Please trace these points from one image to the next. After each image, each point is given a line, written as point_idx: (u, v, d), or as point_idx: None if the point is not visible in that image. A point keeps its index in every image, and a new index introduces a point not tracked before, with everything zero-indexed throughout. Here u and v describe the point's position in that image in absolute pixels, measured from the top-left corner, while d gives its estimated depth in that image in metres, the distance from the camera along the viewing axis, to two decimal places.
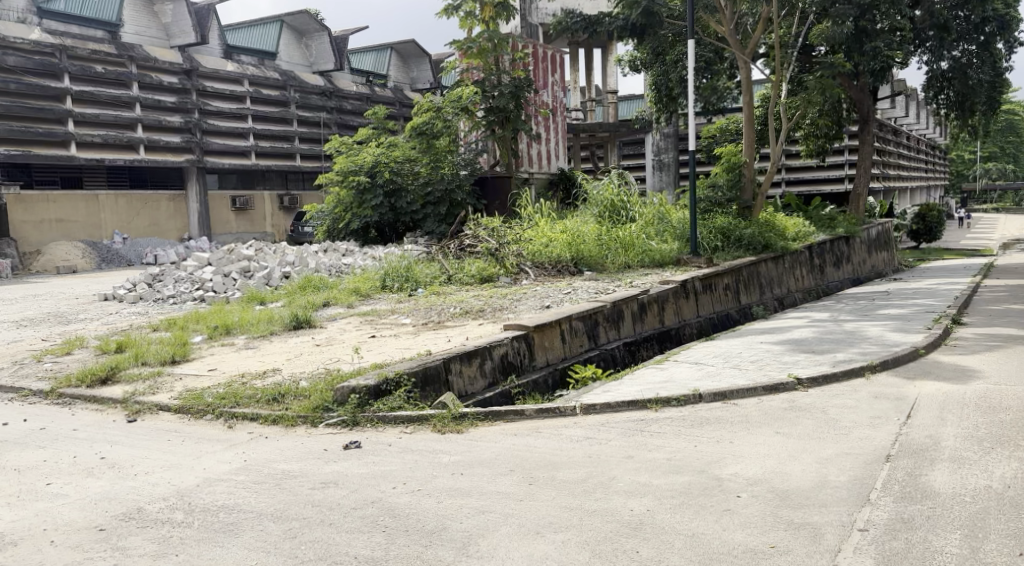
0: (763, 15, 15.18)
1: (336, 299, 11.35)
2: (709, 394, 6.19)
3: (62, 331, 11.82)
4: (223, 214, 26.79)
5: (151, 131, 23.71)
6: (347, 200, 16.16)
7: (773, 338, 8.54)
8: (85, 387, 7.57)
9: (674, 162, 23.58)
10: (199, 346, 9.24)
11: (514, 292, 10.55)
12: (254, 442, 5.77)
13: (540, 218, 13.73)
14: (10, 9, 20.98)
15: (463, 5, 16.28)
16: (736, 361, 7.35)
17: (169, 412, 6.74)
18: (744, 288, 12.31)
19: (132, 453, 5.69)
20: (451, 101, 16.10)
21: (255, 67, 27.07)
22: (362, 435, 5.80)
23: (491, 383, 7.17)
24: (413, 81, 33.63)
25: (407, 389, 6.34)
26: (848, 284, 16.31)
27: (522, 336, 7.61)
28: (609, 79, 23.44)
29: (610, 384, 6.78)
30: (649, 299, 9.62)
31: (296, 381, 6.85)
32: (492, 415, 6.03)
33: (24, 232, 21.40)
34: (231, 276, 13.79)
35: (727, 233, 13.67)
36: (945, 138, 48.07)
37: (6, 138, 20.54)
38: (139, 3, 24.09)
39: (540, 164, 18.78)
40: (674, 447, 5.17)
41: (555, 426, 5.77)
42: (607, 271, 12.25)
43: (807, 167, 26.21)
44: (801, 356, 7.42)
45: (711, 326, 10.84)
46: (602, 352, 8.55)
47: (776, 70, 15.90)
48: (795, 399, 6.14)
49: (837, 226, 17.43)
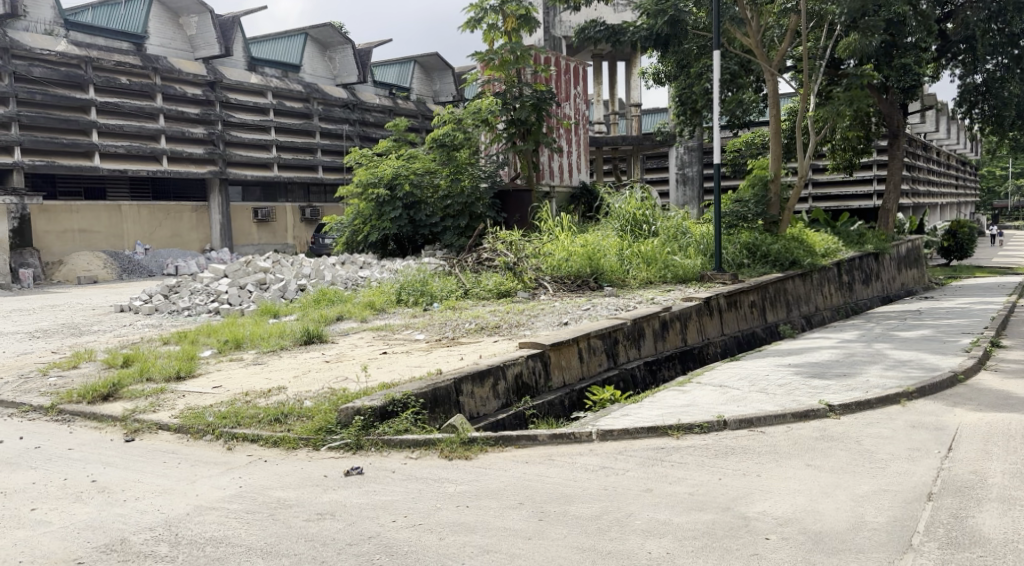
0: (791, 27, 14.81)
1: (350, 313, 11.07)
2: (734, 421, 5.83)
3: (73, 343, 11.60)
4: (244, 225, 26.69)
5: (174, 142, 23.64)
6: (366, 212, 15.93)
7: (802, 360, 8.15)
8: (86, 404, 7.32)
9: (698, 176, 23.16)
10: (207, 361, 8.97)
11: (531, 308, 10.22)
12: (252, 466, 5.48)
13: (561, 232, 13.41)
14: (38, 22, 21.01)
15: (485, 17, 16.05)
16: (763, 384, 6.98)
17: (168, 431, 6.47)
18: (770, 306, 11.92)
19: (125, 476, 5.41)
20: (471, 112, 15.86)
21: (279, 79, 26.97)
22: (365, 461, 5.49)
23: (503, 405, 6.84)
24: (436, 94, 33.52)
25: (414, 411, 6.01)
26: (878, 302, 15.85)
27: (537, 354, 7.28)
28: (632, 92, 23.13)
29: (629, 407, 6.43)
30: (671, 317, 9.26)
31: (300, 400, 6.55)
32: (503, 440, 5.70)
33: (47, 241, 21.36)
34: (246, 289, 13.54)
35: (754, 250, 13.31)
36: (976, 154, 47.35)
37: (30, 149, 20.52)
38: (165, 15, 24.10)
39: (561, 176, 18.45)
40: (697, 480, 4.82)
41: (569, 453, 5.43)
42: (629, 287, 11.91)
43: (834, 183, 25.76)
44: (832, 380, 7.04)
45: (736, 344, 10.45)
46: (622, 372, 8.19)
47: (805, 82, 15.50)
48: (827, 428, 5.77)
49: (866, 242, 17.02)
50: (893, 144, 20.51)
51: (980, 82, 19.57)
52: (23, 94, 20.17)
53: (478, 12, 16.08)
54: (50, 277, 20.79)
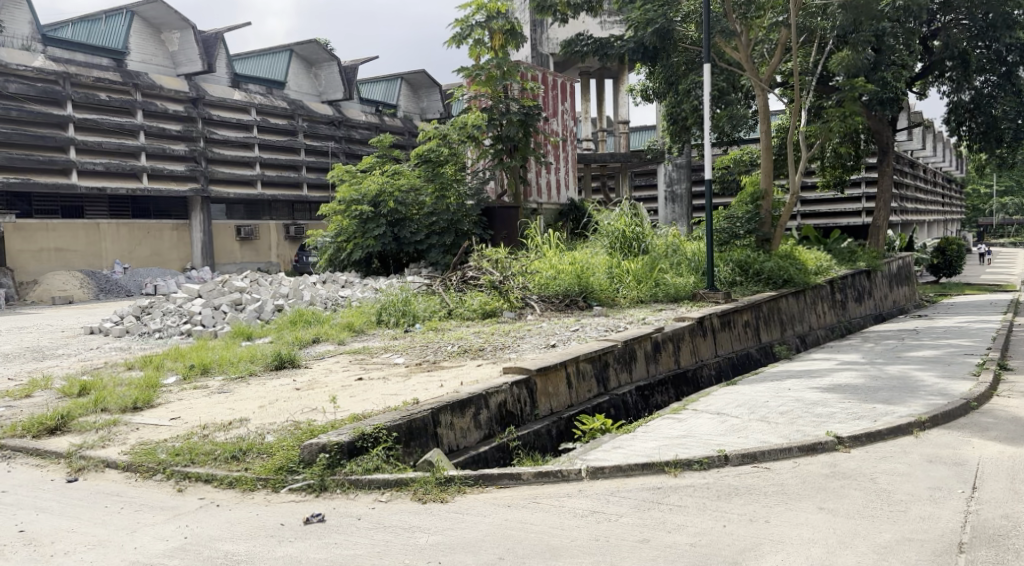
0: (783, 43, 14.29)
1: (327, 335, 10.49)
2: (737, 456, 5.29)
3: (34, 368, 10.99)
4: (227, 243, 26.08)
5: (154, 160, 23.05)
6: (349, 229, 15.34)
7: (806, 383, 7.62)
8: (30, 438, 6.74)
9: (687, 193, 22.65)
10: (169, 389, 8.39)
11: (517, 329, 9.67)
12: (202, 512, 4.91)
13: (548, 249, 12.89)
14: (14, 37, 20.43)
15: (471, 33, 15.60)
16: (763, 412, 6.44)
17: (116, 470, 5.89)
18: (764, 326, 11.41)
19: (58, 525, 4.87)
20: (456, 128, 15.33)
21: (263, 96, 26.44)
22: (329, 505, 4.93)
23: (486, 436, 6.29)
24: (422, 111, 32.90)
25: (386, 447, 5.43)
26: (872, 320, 15.37)
27: (523, 381, 6.73)
28: (620, 109, 22.67)
29: (621, 439, 5.87)
30: (663, 338, 8.73)
31: (261, 435, 5.97)
32: (483, 480, 5.14)
33: (21, 261, 20.75)
34: (220, 309, 12.87)
35: (746, 267, 12.88)
36: (961, 172, 47.17)
37: (5, 166, 19.91)
38: (146, 30, 23.55)
39: (549, 193, 17.99)
40: (699, 527, 4.30)
41: (556, 495, 4.87)
42: (619, 306, 11.41)
43: (823, 200, 25.44)
44: (837, 407, 6.50)
45: (732, 367, 9.91)
46: (613, 398, 7.65)
47: (795, 97, 14.91)
48: (837, 463, 5.23)
49: (858, 260, 16.61)
50: (882, 161, 19.84)
51: (967, 101, 19.06)
52: None
53: (463, 28, 15.63)
54: (24, 298, 20.17)
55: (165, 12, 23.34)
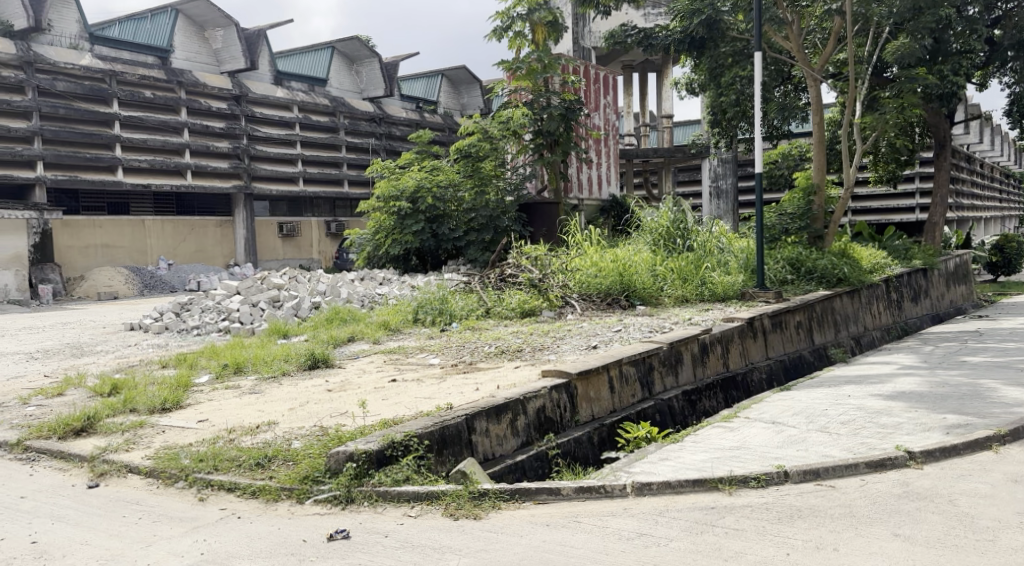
0: (837, 31, 13.65)
1: (362, 334, 10.21)
2: (798, 472, 4.87)
3: (71, 365, 10.87)
4: (269, 239, 26.04)
5: (198, 157, 23.02)
6: (387, 225, 15.07)
7: (868, 390, 7.13)
8: (56, 439, 6.54)
9: (733, 189, 22.07)
10: (200, 389, 8.17)
11: (558, 329, 9.30)
12: (221, 525, 4.64)
13: (589, 246, 12.48)
14: (62, 36, 20.58)
15: (512, 24, 15.23)
16: (823, 422, 5.99)
17: (138, 476, 5.64)
18: (817, 327, 10.91)
19: (74, 536, 4.66)
20: (498, 123, 14.97)
21: (305, 93, 26.27)
22: (355, 520, 4.63)
23: (524, 443, 5.94)
24: (463, 107, 32.57)
25: (417, 456, 5.11)
26: (929, 321, 14.72)
27: (563, 385, 6.36)
28: (664, 103, 22.15)
29: (669, 450, 5.48)
30: (711, 340, 8.31)
31: (288, 442, 5.68)
32: (520, 495, 4.79)
33: (69, 257, 20.88)
34: (258, 306, 12.63)
35: (798, 266, 12.40)
36: (1019, 165, 45.66)
37: (53, 164, 20.04)
38: (190, 28, 23.55)
39: (590, 189, 17.60)
40: (759, 556, 3.92)
41: (599, 514, 4.52)
42: (663, 305, 11.00)
43: (874, 195, 24.69)
44: (904, 417, 6.03)
45: (784, 370, 9.45)
46: (658, 404, 7.25)
47: (851, 88, 14.25)
48: (910, 482, 4.78)
49: (914, 257, 15.99)
50: (939, 156, 19.10)
51: None
52: (46, 108, 19.68)
53: (504, 20, 15.26)
54: (71, 293, 20.32)
55: (209, 10, 23.31)
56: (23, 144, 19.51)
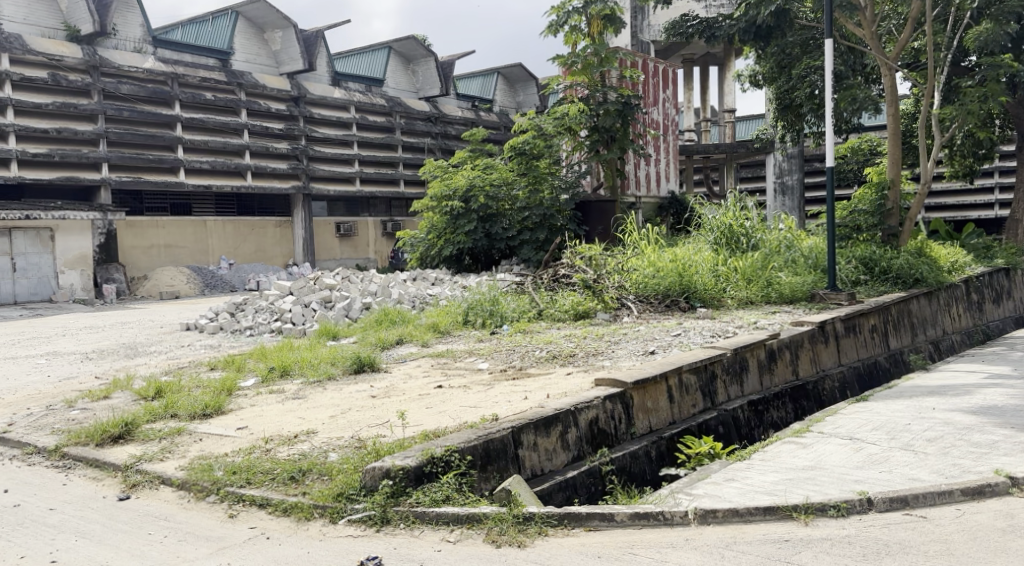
0: (915, 16, 12.80)
1: (411, 336, 9.88)
2: (884, 500, 4.40)
3: (123, 366, 10.74)
4: (327, 239, 26.01)
5: (258, 158, 23.05)
6: (440, 225, 14.74)
7: (954, 402, 6.56)
8: (93, 447, 6.30)
9: (799, 185, 21.27)
10: (245, 393, 7.90)
11: (614, 332, 8.83)
12: (250, 546, 4.35)
13: (647, 245, 11.96)
14: (127, 40, 20.75)
15: (568, 18, 14.79)
16: (906, 439, 5.46)
17: (170, 487, 5.35)
18: (893, 331, 10.27)
19: (97, 555, 4.40)
20: (554, 119, 14.52)
21: (362, 93, 26.15)
22: (389, 545, 4.29)
23: (575, 458, 5.52)
24: (519, 105, 32.17)
25: (458, 474, 4.72)
26: (1012, 324, 13.87)
27: (618, 395, 5.93)
28: (726, 97, 21.44)
29: (735, 468, 5.01)
30: (778, 346, 7.77)
31: (324, 454, 5.34)
32: (569, 520, 4.40)
33: (133, 257, 21.04)
34: (310, 307, 12.40)
35: (872, 266, 11.73)
36: None
37: (117, 165, 20.15)
38: (250, 30, 23.62)
39: (648, 186, 17.05)
40: None
41: (657, 546, 4.12)
42: (725, 308, 10.47)
43: (949, 191, 23.69)
44: (998, 434, 5.47)
45: (858, 377, 8.87)
46: (721, 415, 6.74)
47: (928, 74, 13.37)
48: (1014, 515, 4.29)
49: (995, 256, 15.13)
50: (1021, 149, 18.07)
51: None
52: (111, 111, 19.81)
53: (560, 15, 14.81)
54: (135, 293, 20.51)
55: (268, 12, 23.33)
56: (88, 146, 19.66)
